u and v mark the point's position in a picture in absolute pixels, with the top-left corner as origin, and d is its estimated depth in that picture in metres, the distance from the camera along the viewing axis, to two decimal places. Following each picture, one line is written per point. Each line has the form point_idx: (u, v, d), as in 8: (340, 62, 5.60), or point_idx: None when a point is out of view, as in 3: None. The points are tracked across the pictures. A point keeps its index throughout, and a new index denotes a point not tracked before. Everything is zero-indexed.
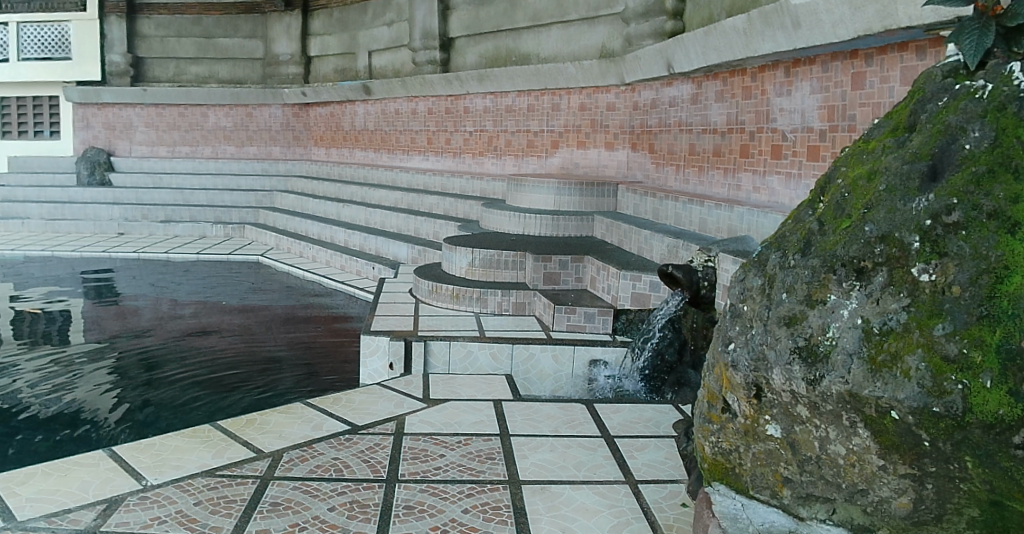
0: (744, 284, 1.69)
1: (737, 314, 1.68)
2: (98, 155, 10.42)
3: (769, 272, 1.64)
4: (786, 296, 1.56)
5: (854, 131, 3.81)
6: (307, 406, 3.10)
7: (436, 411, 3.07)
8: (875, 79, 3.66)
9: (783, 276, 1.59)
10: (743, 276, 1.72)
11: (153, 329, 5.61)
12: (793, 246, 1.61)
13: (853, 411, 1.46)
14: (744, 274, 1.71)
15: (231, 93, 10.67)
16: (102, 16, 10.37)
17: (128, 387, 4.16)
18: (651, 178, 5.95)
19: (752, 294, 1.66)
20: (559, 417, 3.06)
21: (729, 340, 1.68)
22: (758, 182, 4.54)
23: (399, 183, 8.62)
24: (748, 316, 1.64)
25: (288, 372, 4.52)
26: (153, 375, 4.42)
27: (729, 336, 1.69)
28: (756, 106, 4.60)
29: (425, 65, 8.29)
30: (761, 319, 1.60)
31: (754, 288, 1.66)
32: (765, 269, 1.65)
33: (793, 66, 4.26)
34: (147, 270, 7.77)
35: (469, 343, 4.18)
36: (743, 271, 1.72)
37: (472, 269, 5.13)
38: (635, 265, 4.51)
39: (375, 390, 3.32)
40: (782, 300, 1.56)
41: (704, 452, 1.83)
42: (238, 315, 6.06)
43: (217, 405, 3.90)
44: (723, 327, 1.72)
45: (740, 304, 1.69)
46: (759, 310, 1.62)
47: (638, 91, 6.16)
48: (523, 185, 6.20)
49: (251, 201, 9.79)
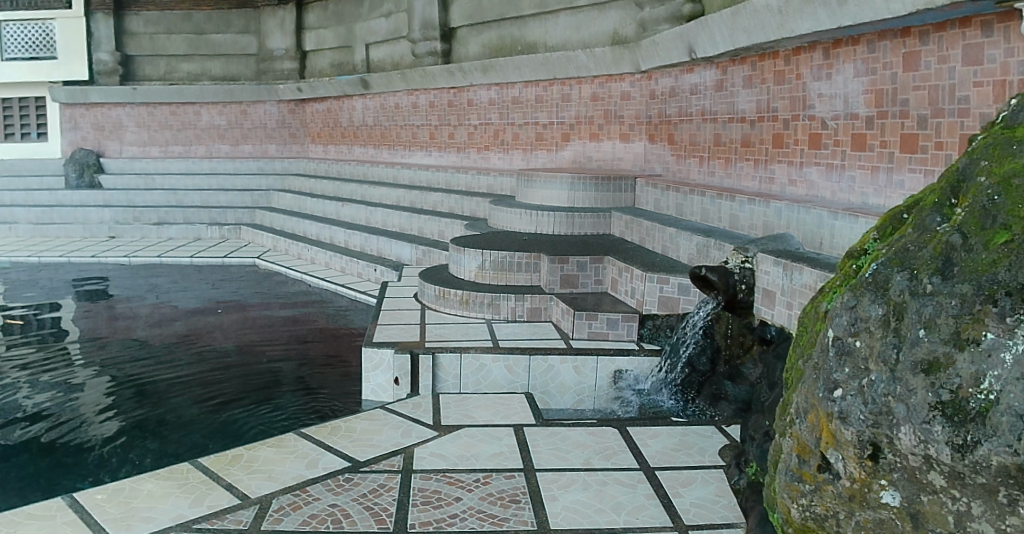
0: (857, 311, 1.32)
1: (847, 352, 1.32)
2: (87, 156, 10.08)
3: (894, 300, 1.27)
4: (924, 334, 1.20)
5: (905, 117, 3.42)
6: (302, 437, 2.75)
7: (449, 440, 2.70)
8: (932, 59, 3.26)
9: (916, 306, 1.23)
10: (854, 302, 1.35)
11: (143, 335, 5.29)
12: (926, 264, 1.25)
13: (1019, 489, 1.10)
14: (856, 299, 1.34)
15: (224, 90, 10.27)
16: (89, 14, 10.02)
17: (123, 400, 3.85)
18: (671, 171, 5.57)
19: (868, 323, 1.29)
20: (590, 446, 2.69)
21: (835, 385, 1.32)
22: (795, 174, 4.17)
23: (401, 180, 8.24)
24: (863, 356, 1.28)
25: (292, 386, 4.12)
26: (147, 384, 4.13)
27: (834, 380, 1.33)
28: (791, 92, 4.21)
29: (426, 57, 7.92)
30: (888, 363, 1.24)
31: (874, 320, 1.29)
32: (886, 295, 1.28)
33: (834, 47, 3.88)
34: (138, 275, 7.42)
35: (483, 355, 3.82)
36: (850, 294, 1.35)
37: (482, 272, 4.77)
38: (661, 267, 4.13)
39: (378, 416, 2.95)
40: (917, 340, 1.20)
41: (789, 516, 1.49)
42: (230, 321, 5.69)
43: (215, 426, 3.50)
44: (826, 368, 1.36)
45: (850, 339, 1.33)
46: (883, 349, 1.25)
47: (654, 79, 5.78)
48: (533, 181, 5.82)
49: (247, 202, 9.43)
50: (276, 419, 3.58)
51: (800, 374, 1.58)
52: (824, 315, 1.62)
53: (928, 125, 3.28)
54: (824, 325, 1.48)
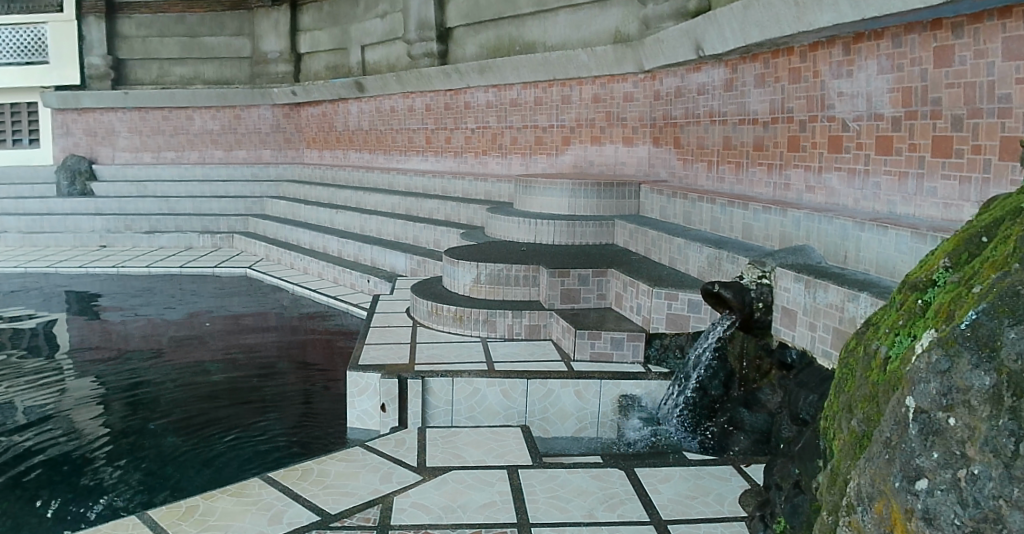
0: (952, 379, 1.14)
1: (936, 431, 1.15)
2: (78, 163, 9.80)
3: (1007, 368, 1.08)
4: None
5: (937, 117, 3.10)
6: (267, 484, 2.45)
7: (433, 487, 2.40)
8: (967, 54, 2.95)
9: None
10: (946, 365, 1.16)
11: (124, 349, 5.01)
12: None
13: None
14: (949, 362, 1.15)
15: (217, 93, 9.95)
16: (80, 17, 9.77)
17: (115, 420, 3.64)
18: (677, 176, 5.26)
19: (968, 394, 1.12)
20: (593, 494, 2.38)
21: (919, 474, 1.16)
22: (812, 180, 3.87)
23: (397, 187, 7.95)
24: (961, 439, 1.11)
25: (283, 406, 3.84)
26: (140, 401, 3.91)
27: (919, 467, 1.16)
28: (807, 91, 3.90)
29: (422, 59, 7.62)
30: (1002, 456, 1.06)
31: (980, 393, 1.10)
32: (995, 359, 1.10)
33: (854, 42, 3.57)
34: (125, 286, 7.12)
35: (477, 379, 3.51)
36: (941, 352, 1.17)
37: (477, 286, 4.47)
38: (670, 281, 3.83)
39: (356, 457, 2.65)
40: None
41: None
42: (216, 335, 5.40)
43: (202, 457, 3.20)
44: (910, 451, 1.18)
45: (942, 416, 1.15)
46: (996, 438, 1.07)
47: (659, 79, 5.46)
48: (532, 187, 5.51)
49: (241, 208, 9.12)
50: (272, 444, 3.34)
51: (857, 441, 1.43)
52: (886, 362, 1.42)
53: (963, 127, 2.97)
54: (898, 383, 1.31)
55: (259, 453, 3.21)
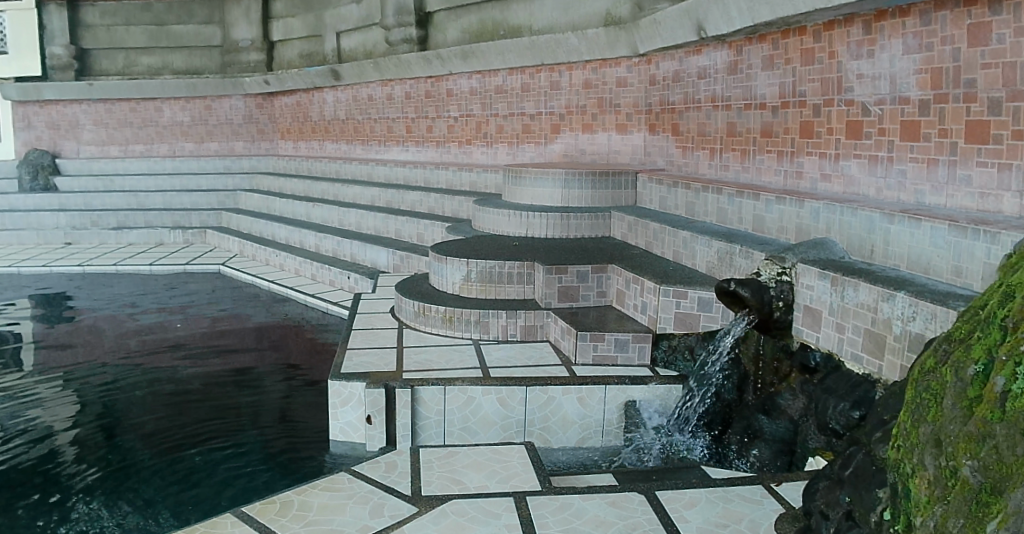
0: None
1: None
2: (41, 158, 9.30)
3: None
4: None
5: (970, 101, 2.85)
6: (242, 521, 2.15)
7: (431, 522, 2.11)
8: (1007, 31, 2.69)
9: None
10: None
11: (89, 353, 4.65)
12: None
13: None
14: None
15: (187, 83, 9.52)
16: (39, 5, 9.24)
17: (85, 426, 3.35)
18: (676, 165, 5.01)
19: None
20: (613, 524, 2.12)
21: None
22: (828, 167, 3.62)
23: (376, 178, 7.61)
24: None
25: (261, 414, 3.53)
26: (111, 407, 3.62)
27: None
28: (822, 73, 3.64)
29: (401, 45, 7.29)
30: None
31: None
32: None
33: (876, 20, 3.31)
34: (91, 286, 6.71)
35: (471, 388, 3.22)
36: None
37: (468, 285, 4.17)
38: (677, 278, 3.56)
39: (342, 486, 2.36)
40: None
41: None
42: (187, 337, 5.05)
43: (177, 474, 2.87)
44: None
45: None
46: None
47: (655, 63, 5.18)
48: (522, 178, 5.19)
49: (212, 202, 8.77)
50: (252, 456, 3.04)
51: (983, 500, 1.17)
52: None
53: (1002, 110, 2.71)
54: None
55: (237, 469, 2.91)
